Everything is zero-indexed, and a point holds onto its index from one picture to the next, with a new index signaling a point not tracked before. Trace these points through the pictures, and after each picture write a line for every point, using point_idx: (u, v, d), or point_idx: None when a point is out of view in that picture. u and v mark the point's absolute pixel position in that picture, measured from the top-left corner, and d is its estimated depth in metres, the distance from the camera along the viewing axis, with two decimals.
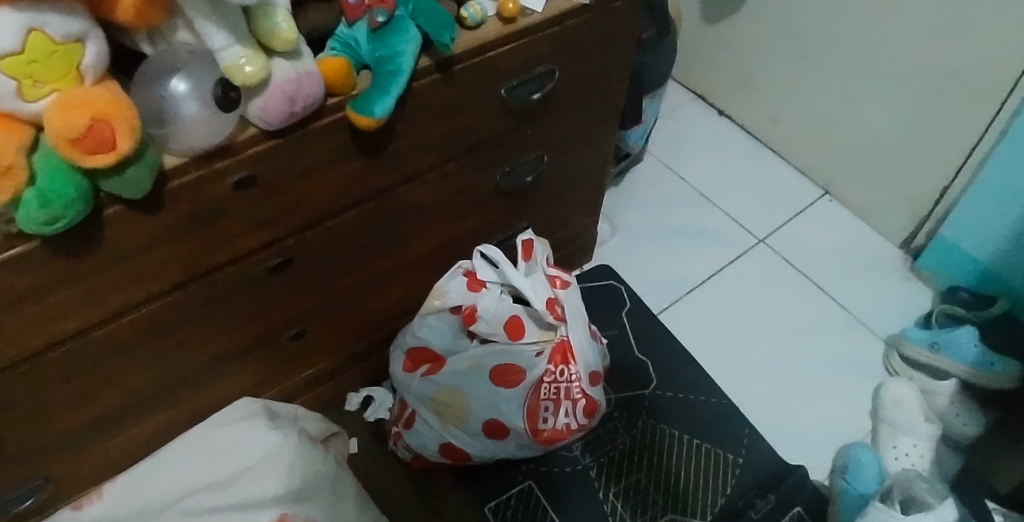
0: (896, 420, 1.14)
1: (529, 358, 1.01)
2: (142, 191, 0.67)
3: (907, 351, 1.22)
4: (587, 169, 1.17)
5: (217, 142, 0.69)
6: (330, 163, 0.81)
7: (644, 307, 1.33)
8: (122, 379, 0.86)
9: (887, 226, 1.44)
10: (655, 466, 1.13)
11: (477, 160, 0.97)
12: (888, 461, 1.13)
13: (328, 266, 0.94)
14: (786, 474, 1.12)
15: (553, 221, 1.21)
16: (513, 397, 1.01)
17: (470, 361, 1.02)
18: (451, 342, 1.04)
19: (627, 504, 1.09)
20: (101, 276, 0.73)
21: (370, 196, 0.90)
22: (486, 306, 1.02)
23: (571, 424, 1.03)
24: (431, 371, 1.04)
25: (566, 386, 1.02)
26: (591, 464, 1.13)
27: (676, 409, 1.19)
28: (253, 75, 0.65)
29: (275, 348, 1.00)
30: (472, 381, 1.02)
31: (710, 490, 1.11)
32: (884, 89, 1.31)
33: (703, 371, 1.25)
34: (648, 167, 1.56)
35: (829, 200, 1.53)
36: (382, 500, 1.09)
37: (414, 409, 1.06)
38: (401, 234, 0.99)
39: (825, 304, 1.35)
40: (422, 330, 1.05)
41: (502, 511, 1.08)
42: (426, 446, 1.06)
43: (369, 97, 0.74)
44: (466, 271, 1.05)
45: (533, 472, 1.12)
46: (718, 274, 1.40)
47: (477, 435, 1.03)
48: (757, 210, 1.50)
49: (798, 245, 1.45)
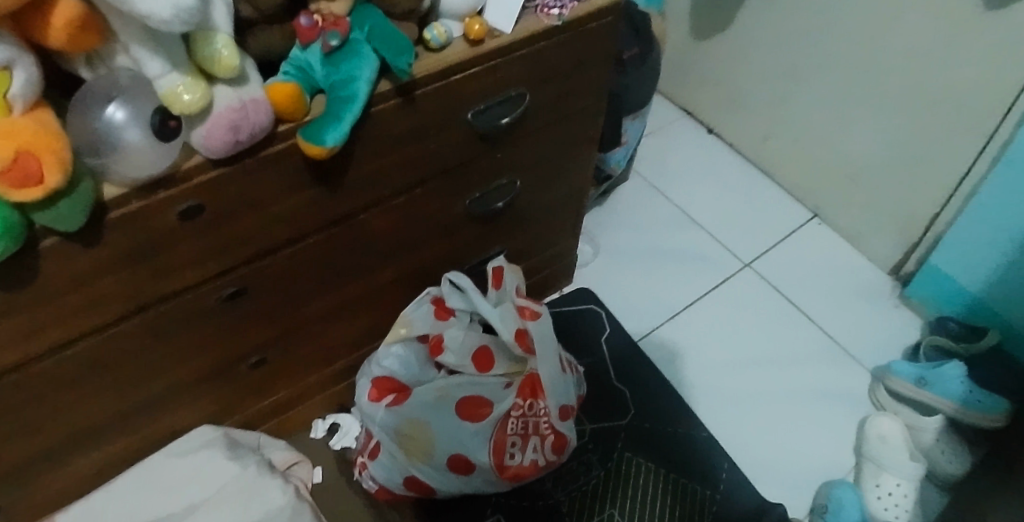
0: (881, 458, 1.11)
1: (497, 390, 1.01)
2: (77, 223, 0.63)
3: (894, 385, 1.18)
4: (564, 193, 1.14)
5: (159, 171, 0.66)
6: (285, 191, 0.78)
7: (625, 333, 1.29)
8: (67, 411, 0.82)
9: (877, 251, 1.41)
10: (629, 502, 1.09)
11: (445, 185, 0.94)
12: (871, 500, 1.09)
13: (289, 293, 0.91)
14: (764, 512, 1.08)
15: (529, 245, 1.18)
16: (478, 431, 0.97)
17: (437, 393, 0.99)
18: (418, 372, 1.04)
19: None
20: (37, 309, 0.70)
21: (330, 224, 0.87)
22: (452, 337, 1.02)
23: (538, 460, 0.99)
24: (396, 402, 1.00)
25: (535, 421, 1.00)
26: (563, 499, 1.09)
27: (653, 442, 1.16)
28: (192, 104, 0.63)
29: (235, 376, 0.97)
30: (437, 413, 0.98)
31: None
32: (875, 112, 1.28)
33: (682, 401, 1.21)
34: (633, 186, 1.53)
35: (818, 223, 1.49)
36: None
37: (378, 439, 1.02)
38: (367, 260, 0.96)
39: (810, 333, 1.32)
40: (387, 357, 1.03)
41: None
42: (392, 480, 1.02)
43: (321, 125, 0.71)
44: (434, 298, 1.05)
45: (504, 506, 1.08)
46: (702, 299, 1.36)
47: (442, 470, 0.99)
48: (743, 233, 1.47)
49: (785, 270, 1.41)
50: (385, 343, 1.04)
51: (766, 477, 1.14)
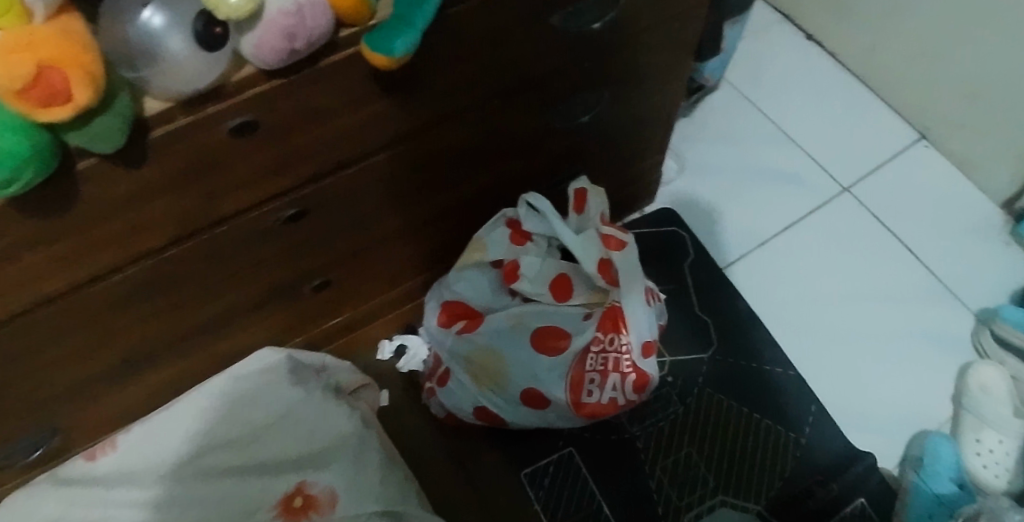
0: (982, 410, 1.01)
1: (575, 321, 0.93)
2: (115, 145, 0.56)
3: (1000, 331, 1.06)
4: (650, 108, 1.01)
5: (207, 84, 0.58)
6: (347, 102, 0.69)
7: (705, 262, 1.20)
8: (122, 335, 0.79)
9: (992, 181, 1.23)
10: (708, 441, 1.03)
11: (521, 99, 0.83)
12: (969, 456, 1.00)
13: (350, 216, 0.84)
14: (853, 459, 1.01)
15: (609, 163, 1.07)
16: (554, 366, 0.92)
17: (512, 321, 0.94)
18: (491, 298, 0.98)
19: (674, 480, 1.01)
20: (85, 235, 0.64)
21: (396, 139, 0.77)
22: (529, 263, 0.93)
23: (617, 399, 0.91)
24: (466, 329, 0.97)
25: (615, 356, 0.90)
26: (639, 434, 1.04)
27: (737, 377, 1.08)
28: (239, 8, 0.52)
29: (297, 298, 0.93)
30: (512, 345, 0.94)
31: (763, 472, 1.01)
32: (1012, 28, 1.08)
33: (767, 337, 1.12)
34: (722, 97, 1.38)
35: (926, 146, 1.31)
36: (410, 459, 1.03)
37: (449, 366, 0.99)
38: (433, 181, 0.87)
39: (912, 270, 1.19)
40: (461, 282, 0.98)
41: (539, 478, 1.02)
42: (461, 410, 0.99)
43: (390, 29, 0.61)
44: (509, 221, 0.96)
45: (576, 438, 1.04)
46: (793, 227, 1.24)
47: (514, 403, 0.95)
48: (847, 151, 1.32)
49: (889, 196, 1.26)
50: (455, 269, 0.98)
51: (859, 427, 1.05)
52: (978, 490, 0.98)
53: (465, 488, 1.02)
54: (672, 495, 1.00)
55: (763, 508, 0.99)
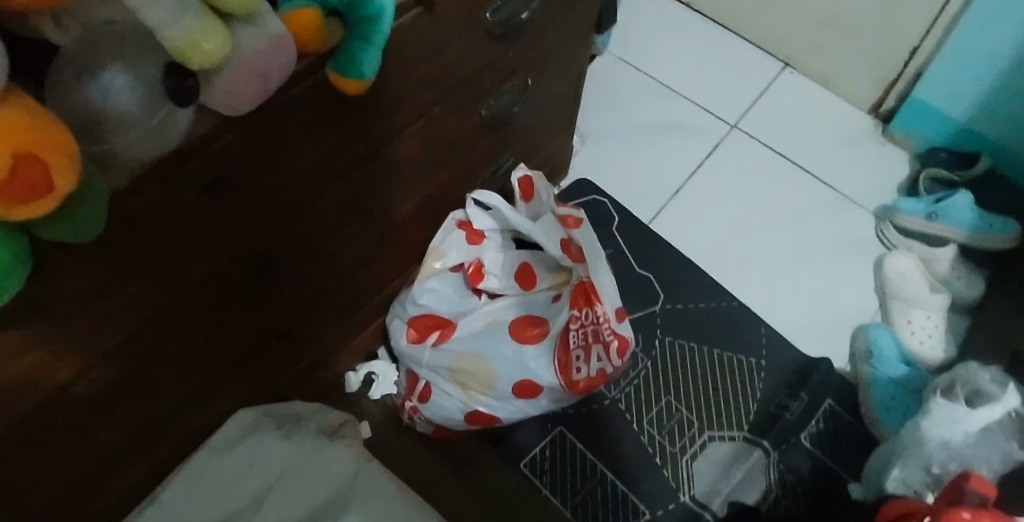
0: (907, 295, 1.17)
1: (546, 305, 0.95)
2: (94, 231, 0.51)
3: (902, 222, 1.23)
4: (563, 85, 1.04)
5: (175, 145, 0.54)
6: (304, 133, 0.66)
7: (630, 223, 1.26)
8: (97, 435, 0.72)
9: (855, 93, 1.40)
10: (682, 386, 1.10)
11: (458, 100, 0.83)
12: (905, 337, 1.16)
13: (312, 249, 0.81)
14: (812, 368, 1.11)
15: (531, 147, 1.10)
16: (540, 353, 0.92)
17: (484, 320, 0.94)
18: (458, 303, 0.97)
19: (663, 431, 1.06)
20: (58, 334, 0.58)
21: (353, 161, 0.75)
22: (491, 260, 0.97)
23: (606, 369, 0.90)
24: (442, 339, 0.94)
25: (594, 328, 0.90)
26: (619, 397, 1.08)
27: (687, 320, 1.16)
28: (214, 55, 0.49)
29: (263, 346, 0.88)
30: (491, 342, 0.93)
31: (735, 399, 1.09)
32: None
33: (704, 276, 1.21)
34: (603, 64, 1.45)
35: (791, 72, 1.46)
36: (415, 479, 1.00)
37: (429, 380, 0.96)
38: (386, 197, 0.86)
39: (807, 184, 1.34)
40: (424, 295, 0.96)
41: (540, 465, 1.04)
42: (453, 421, 0.97)
43: (352, 53, 0.60)
44: (460, 223, 0.98)
45: (563, 418, 1.07)
46: (698, 171, 1.34)
47: (507, 398, 0.93)
48: (722, 92, 1.44)
49: (769, 126, 1.41)
50: (416, 283, 0.96)
51: (806, 336, 1.18)
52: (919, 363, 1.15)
53: (475, 494, 1.01)
54: (664, 443, 1.05)
55: (746, 433, 1.06)
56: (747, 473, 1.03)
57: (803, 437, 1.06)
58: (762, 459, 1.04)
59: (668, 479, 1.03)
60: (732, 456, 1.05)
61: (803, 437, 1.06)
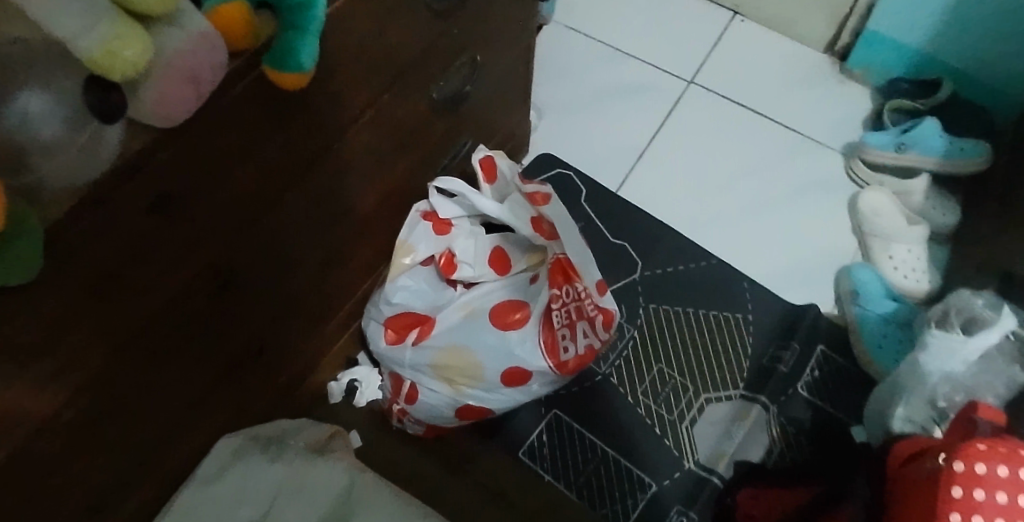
0: (885, 231, 1.19)
1: (525, 289, 0.92)
2: (32, 270, 0.47)
3: (870, 157, 1.24)
4: (515, 57, 1.00)
5: (108, 165, 0.49)
6: (246, 137, 0.61)
7: (599, 193, 1.23)
8: (71, 487, 0.67)
9: (809, 33, 1.40)
10: (672, 352, 1.08)
11: (408, 84, 0.79)
12: (888, 272, 1.17)
13: (274, 261, 0.77)
14: (800, 316, 1.12)
15: (488, 126, 1.06)
16: (524, 337, 0.88)
17: (462, 311, 0.90)
18: (433, 297, 0.92)
19: (659, 399, 1.04)
20: (9, 387, 0.53)
21: (305, 162, 0.71)
22: (462, 249, 0.92)
23: (594, 344, 0.88)
24: (422, 337, 0.90)
25: (577, 304, 0.87)
26: (609, 372, 1.06)
27: (669, 284, 1.14)
28: (138, 61, 0.43)
29: (238, 369, 0.84)
30: (473, 333, 0.89)
31: (726, 357, 1.08)
32: None
33: (680, 238, 1.19)
34: (551, 34, 1.41)
35: (742, 20, 1.45)
36: (411, 483, 0.96)
37: (414, 381, 0.92)
38: (345, 197, 0.81)
39: (773, 130, 1.34)
40: (397, 293, 0.91)
41: (539, 450, 1.01)
42: (445, 417, 0.94)
43: (288, 44, 0.55)
44: (425, 214, 0.92)
45: (556, 400, 1.04)
46: (661, 131, 1.32)
47: (495, 388, 0.90)
48: (675, 49, 1.41)
49: (727, 77, 1.39)
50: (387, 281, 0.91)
51: (791, 283, 1.18)
52: (906, 297, 1.16)
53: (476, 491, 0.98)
54: (662, 412, 1.03)
55: (742, 391, 1.05)
56: (749, 431, 1.02)
57: (800, 388, 1.06)
58: (762, 415, 1.03)
59: (670, 448, 1.01)
60: (731, 416, 1.03)
61: (800, 388, 1.06)
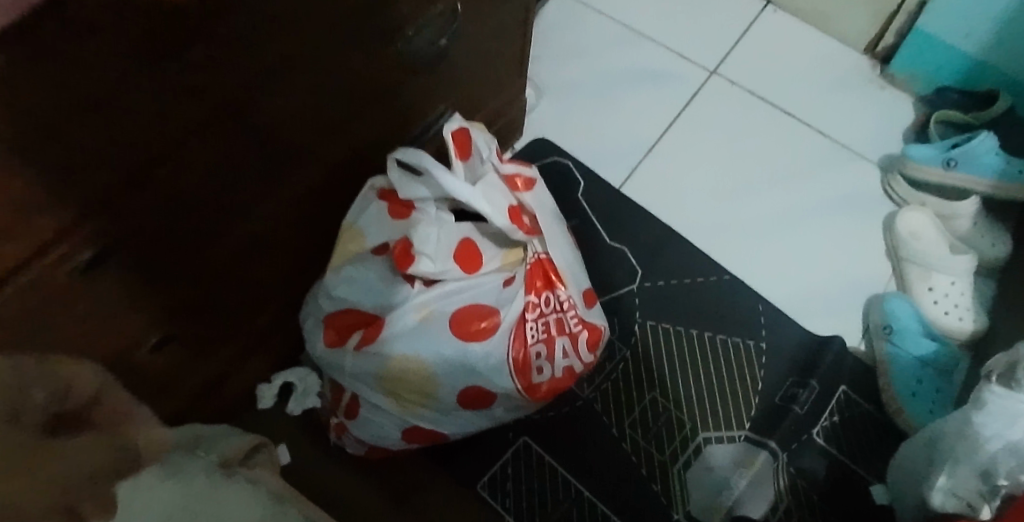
0: (927, 257, 1.02)
1: (497, 293, 0.73)
2: None
3: (914, 172, 1.08)
4: (508, 19, 0.84)
5: None
6: (143, 68, 0.44)
7: (599, 190, 1.07)
8: None
9: (850, 29, 1.23)
10: (670, 380, 0.92)
11: (370, 27, 0.62)
12: (927, 307, 1.01)
13: (190, 239, 0.60)
14: (824, 349, 0.96)
15: (470, 98, 0.90)
16: (490, 351, 0.71)
17: (419, 314, 0.72)
18: (384, 295, 0.73)
19: (648, 435, 0.88)
20: None
21: (230, 113, 0.54)
22: (423, 236, 0.71)
23: (574, 366, 0.74)
24: (366, 341, 0.72)
25: (557, 317, 0.73)
26: (594, 397, 0.90)
27: (671, 300, 0.98)
28: None
29: (133, 364, 0.67)
30: (428, 342, 0.71)
31: (729, 390, 0.92)
32: None
33: (689, 248, 1.02)
34: (558, 6, 1.25)
35: (776, 9, 1.28)
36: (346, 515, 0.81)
37: (354, 391, 0.75)
38: (287, 165, 0.65)
39: (802, 134, 1.18)
40: (341, 286, 0.73)
41: (500, 484, 0.85)
42: (389, 440, 0.77)
43: None
44: (381, 192, 0.74)
45: (527, 425, 0.88)
46: (675, 124, 1.16)
47: (452, 411, 0.74)
48: (698, 35, 1.24)
49: (753, 71, 1.22)
50: (328, 272, 0.74)
51: (812, 310, 1.03)
52: (946, 337, 1.00)
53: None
54: (652, 451, 0.87)
55: (748, 432, 0.90)
56: (753, 482, 0.86)
57: (816, 434, 0.91)
58: (770, 462, 0.88)
59: (658, 495, 0.85)
60: (734, 462, 0.87)
61: (816, 434, 0.91)
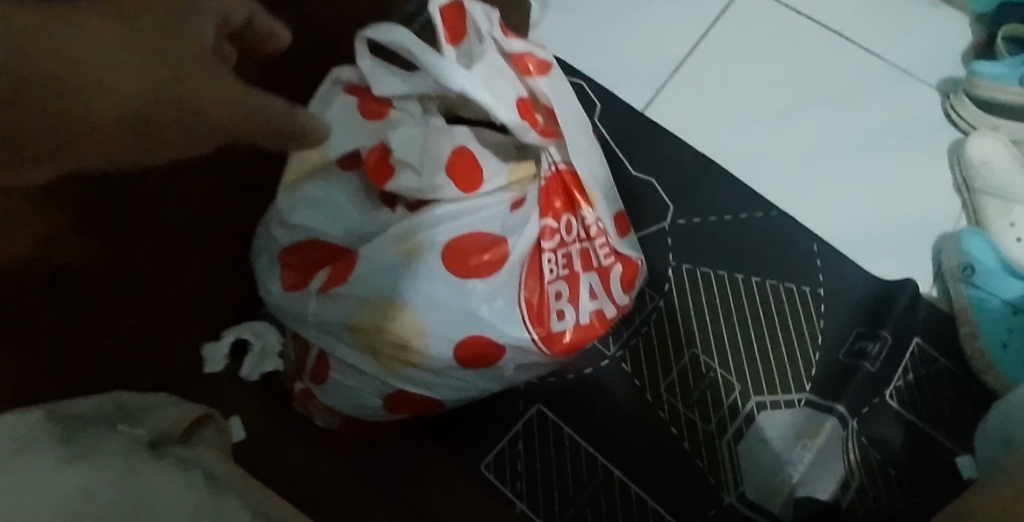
0: (1005, 188, 0.85)
1: (502, 220, 0.57)
2: None
3: (981, 92, 0.88)
4: None
5: None
6: None
7: (621, 117, 0.89)
8: None
9: None
10: (714, 336, 0.76)
11: None
12: (1008, 245, 0.85)
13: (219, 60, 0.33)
14: (894, 295, 0.79)
15: None
16: (496, 292, 0.54)
17: (405, 246, 0.55)
18: (358, 221, 0.57)
19: (690, 401, 0.72)
20: None
21: None
22: (404, 141, 0.54)
23: (606, 309, 0.57)
24: (334, 281, 0.56)
25: (582, 248, 0.57)
26: (621, 356, 0.73)
27: (710, 239, 0.81)
28: None
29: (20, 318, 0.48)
30: (415, 281, 0.55)
31: (784, 346, 0.76)
32: None
33: (731, 180, 0.85)
34: None
35: None
36: (318, 504, 0.66)
37: (323, 348, 0.59)
38: (257, 64, 0.48)
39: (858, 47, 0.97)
40: (298, 210, 0.56)
41: (509, 464, 0.69)
42: (368, 411, 0.61)
43: None
44: (351, 88, 0.56)
45: (541, 390, 0.71)
46: (705, 38, 0.97)
47: (447, 372, 0.57)
48: None
49: None
50: (279, 190, 0.56)
51: (876, 254, 0.86)
52: None
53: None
54: (694, 421, 0.71)
55: (808, 395, 0.74)
56: (820, 456, 0.70)
57: (888, 396, 0.75)
58: (838, 431, 0.72)
59: (705, 474, 0.70)
60: (793, 432, 0.72)
61: (888, 396, 0.75)
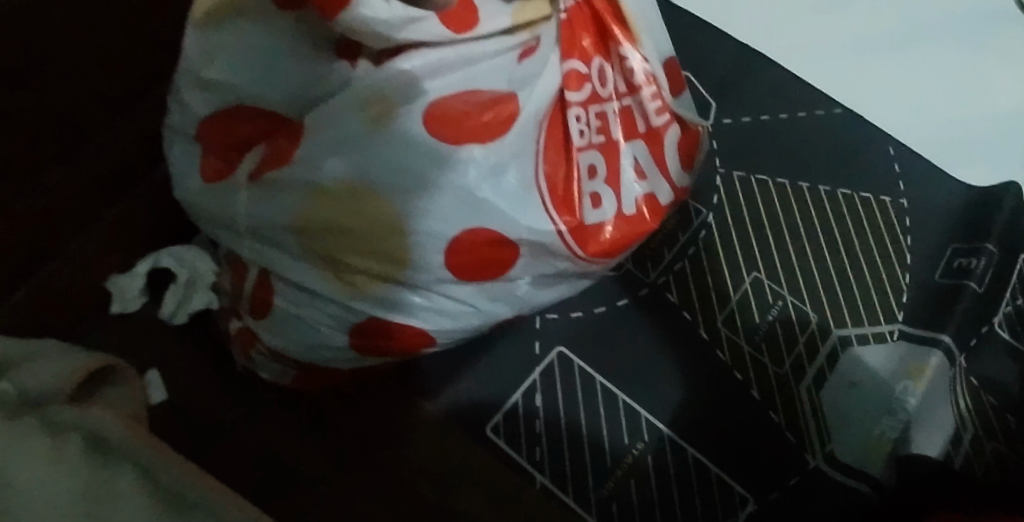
0: None
1: (509, 71, 0.40)
2: None
3: None
4: None
5: None
6: None
7: None
8: None
9: None
10: (778, 259, 0.60)
11: None
12: None
13: None
14: (995, 201, 0.62)
15: None
16: (506, 164, 0.39)
17: (371, 111, 0.38)
18: (303, 82, 0.40)
19: (756, 338, 0.57)
20: None
21: None
22: None
23: (657, 189, 0.44)
24: (271, 164, 0.40)
25: (623, 108, 0.43)
26: (663, 283, 0.58)
27: (760, 141, 0.64)
28: None
29: None
30: (387, 155, 0.37)
31: (865, 270, 0.60)
32: None
33: (783, 70, 0.67)
34: None
35: None
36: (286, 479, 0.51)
37: (264, 266, 0.42)
38: None
39: None
40: (218, 61, 0.40)
41: (527, 422, 0.53)
42: (331, 353, 0.44)
43: None
44: None
45: (563, 328, 0.56)
46: None
47: (442, 290, 0.41)
48: None
49: None
50: (190, 30, 0.40)
51: (982, 149, 0.65)
52: None
53: (412, 504, 0.51)
54: (761, 361, 0.56)
55: (902, 325, 0.58)
56: (927, 400, 0.55)
57: (998, 325, 0.57)
58: (946, 370, 0.56)
59: (782, 430, 0.54)
60: (889, 373, 0.56)
61: (998, 325, 0.57)
